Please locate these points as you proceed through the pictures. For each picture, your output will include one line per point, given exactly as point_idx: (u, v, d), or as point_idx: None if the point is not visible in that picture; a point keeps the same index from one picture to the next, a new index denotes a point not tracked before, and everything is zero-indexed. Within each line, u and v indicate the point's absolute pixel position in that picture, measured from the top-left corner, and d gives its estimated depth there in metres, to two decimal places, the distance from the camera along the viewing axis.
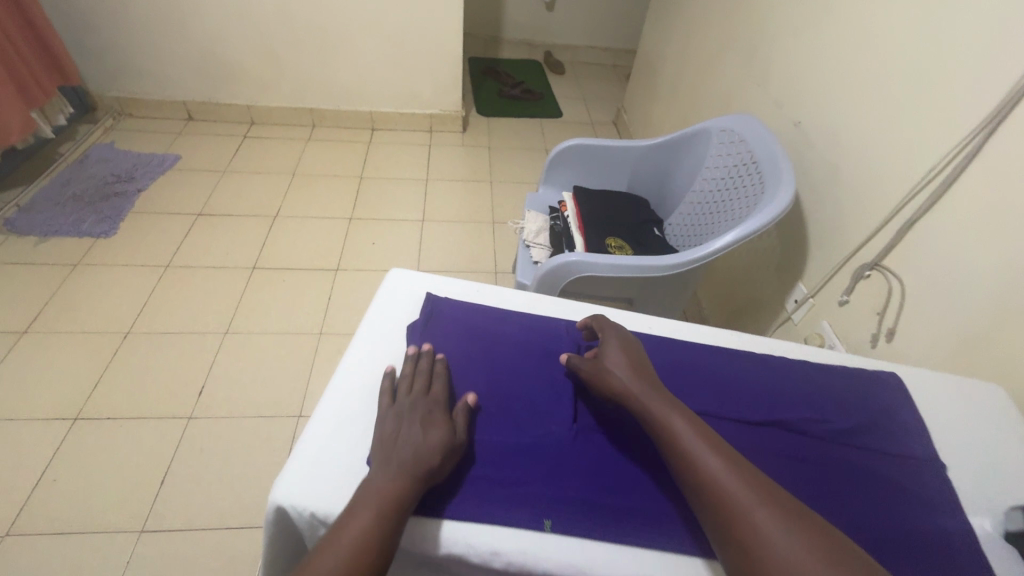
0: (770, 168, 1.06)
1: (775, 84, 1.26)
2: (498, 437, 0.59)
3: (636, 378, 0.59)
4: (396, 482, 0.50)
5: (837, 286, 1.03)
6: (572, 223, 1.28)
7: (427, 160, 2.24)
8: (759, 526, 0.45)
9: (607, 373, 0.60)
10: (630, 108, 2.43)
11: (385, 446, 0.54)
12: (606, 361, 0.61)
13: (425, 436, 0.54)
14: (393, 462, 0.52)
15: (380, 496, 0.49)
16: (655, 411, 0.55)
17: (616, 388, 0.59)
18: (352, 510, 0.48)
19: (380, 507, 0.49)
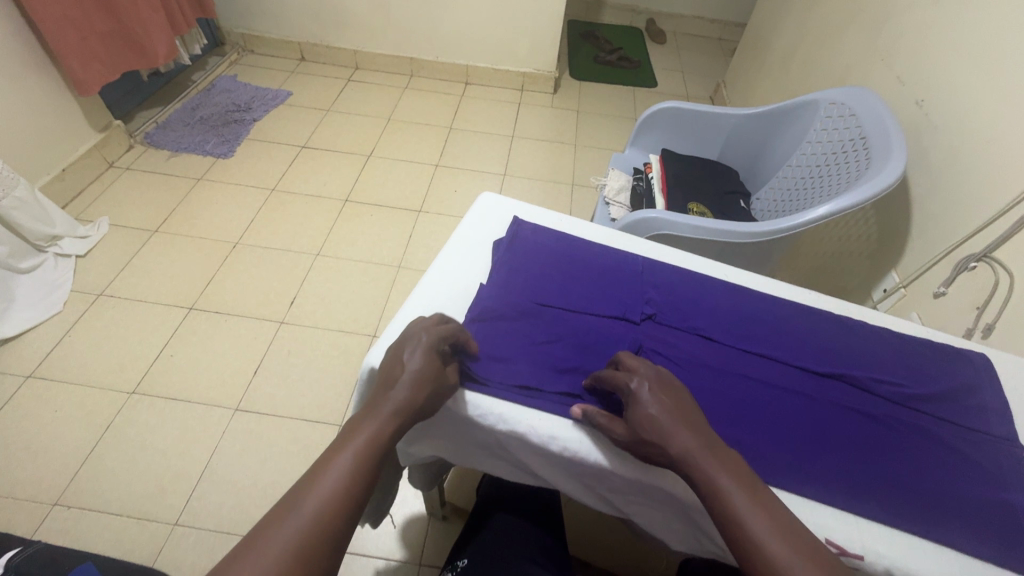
0: (879, 144, 1.00)
1: (901, 59, 1.17)
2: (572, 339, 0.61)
3: (691, 437, 0.48)
4: (390, 417, 0.48)
5: (936, 276, 0.96)
6: (655, 184, 1.28)
7: (515, 117, 2.27)
8: None
9: (652, 428, 0.49)
10: (731, 83, 2.31)
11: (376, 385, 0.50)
12: (648, 412, 0.49)
13: (418, 373, 0.50)
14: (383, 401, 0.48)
15: (369, 431, 0.46)
16: (714, 485, 0.45)
17: (671, 452, 0.47)
18: (333, 451, 0.45)
19: (370, 441, 0.46)
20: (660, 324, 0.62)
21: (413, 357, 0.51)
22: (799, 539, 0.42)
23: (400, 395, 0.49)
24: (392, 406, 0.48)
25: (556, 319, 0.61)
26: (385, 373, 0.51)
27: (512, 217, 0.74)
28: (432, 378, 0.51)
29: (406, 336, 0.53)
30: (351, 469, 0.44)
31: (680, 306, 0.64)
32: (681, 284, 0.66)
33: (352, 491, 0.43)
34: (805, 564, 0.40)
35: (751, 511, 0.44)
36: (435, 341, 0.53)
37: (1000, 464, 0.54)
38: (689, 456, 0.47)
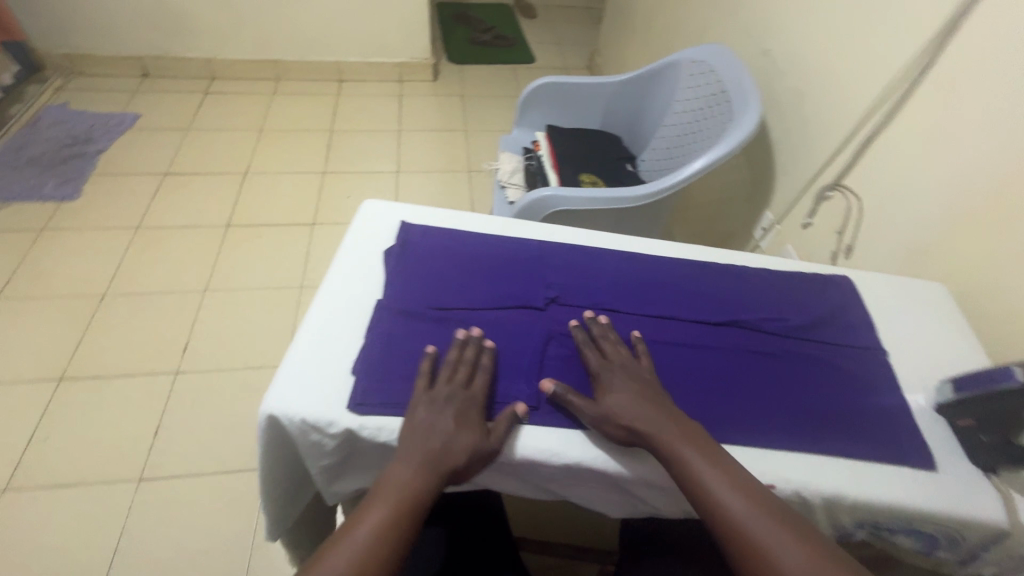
0: (738, 96, 1.08)
1: (745, 14, 1.26)
2: (482, 338, 0.59)
3: (654, 415, 0.51)
4: (420, 479, 0.47)
5: (802, 210, 1.06)
6: (546, 162, 1.29)
7: (399, 110, 2.19)
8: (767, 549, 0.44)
9: (620, 411, 0.52)
10: (604, 50, 2.39)
11: (404, 435, 0.50)
12: (617, 398, 0.52)
13: (445, 434, 0.49)
14: (408, 463, 0.48)
15: (396, 497, 0.46)
16: (678, 451, 0.49)
17: (637, 429, 0.51)
18: (366, 506, 0.46)
19: (401, 501, 0.46)
20: (564, 306, 0.62)
21: (443, 418, 0.51)
22: (750, 491, 0.47)
23: (429, 457, 0.48)
24: (425, 473, 0.48)
25: (463, 323, 0.60)
26: (416, 428, 0.50)
27: (400, 222, 0.70)
28: (468, 444, 0.50)
29: (442, 389, 0.52)
30: (387, 524, 0.45)
31: (581, 284, 0.64)
32: (579, 261, 0.67)
33: (386, 554, 0.43)
34: (759, 518, 0.46)
35: (711, 474, 0.48)
36: (471, 404, 0.52)
37: (872, 374, 0.60)
38: (653, 432, 0.50)
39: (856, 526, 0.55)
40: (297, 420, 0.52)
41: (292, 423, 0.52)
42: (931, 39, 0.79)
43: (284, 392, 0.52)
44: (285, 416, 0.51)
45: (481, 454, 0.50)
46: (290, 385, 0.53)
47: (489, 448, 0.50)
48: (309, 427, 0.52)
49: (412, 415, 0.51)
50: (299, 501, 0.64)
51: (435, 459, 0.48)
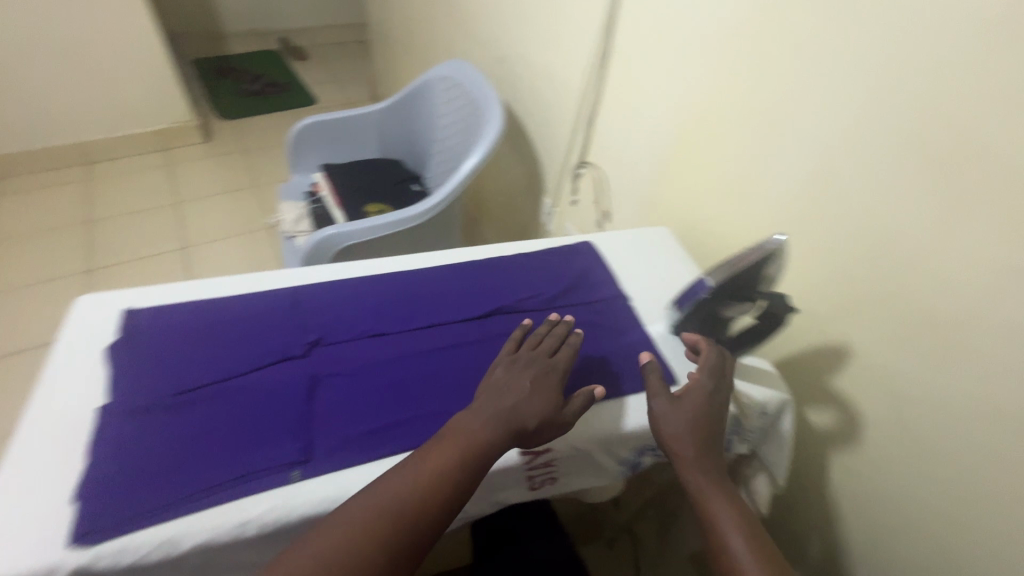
0: (483, 103, 1.17)
1: (477, 29, 1.37)
2: (236, 407, 0.54)
3: (691, 419, 0.56)
4: (487, 432, 0.50)
5: (567, 189, 1.19)
6: (329, 201, 1.25)
7: (172, 182, 1.97)
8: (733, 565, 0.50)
9: (670, 409, 0.56)
10: (382, 80, 2.42)
11: (485, 392, 0.55)
12: (673, 397, 0.57)
13: (525, 397, 0.53)
14: (479, 414, 0.52)
15: (458, 446, 0.49)
16: (691, 471, 0.54)
17: (672, 427, 0.56)
18: (435, 444, 0.50)
19: (463, 449, 0.49)
20: (329, 345, 0.61)
21: (521, 380, 0.55)
22: (729, 495, 0.54)
23: (500, 414, 0.52)
24: (504, 425, 0.51)
25: (212, 398, 0.54)
26: (500, 386, 0.54)
27: (124, 311, 0.62)
28: (544, 403, 0.53)
29: (524, 354, 0.58)
30: (420, 481, 0.47)
31: (342, 319, 0.63)
32: (341, 296, 0.66)
33: (418, 503, 0.47)
34: (744, 541, 0.51)
35: (712, 492, 0.54)
36: (552, 371, 0.56)
37: (618, 319, 0.69)
38: (678, 436, 0.55)
39: (638, 454, 0.63)
40: None
41: None
42: (603, 28, 0.94)
43: None
44: None
45: (554, 421, 0.53)
46: None
47: (562, 418, 0.54)
48: None
49: (504, 371, 0.56)
50: None
51: (501, 419, 0.51)
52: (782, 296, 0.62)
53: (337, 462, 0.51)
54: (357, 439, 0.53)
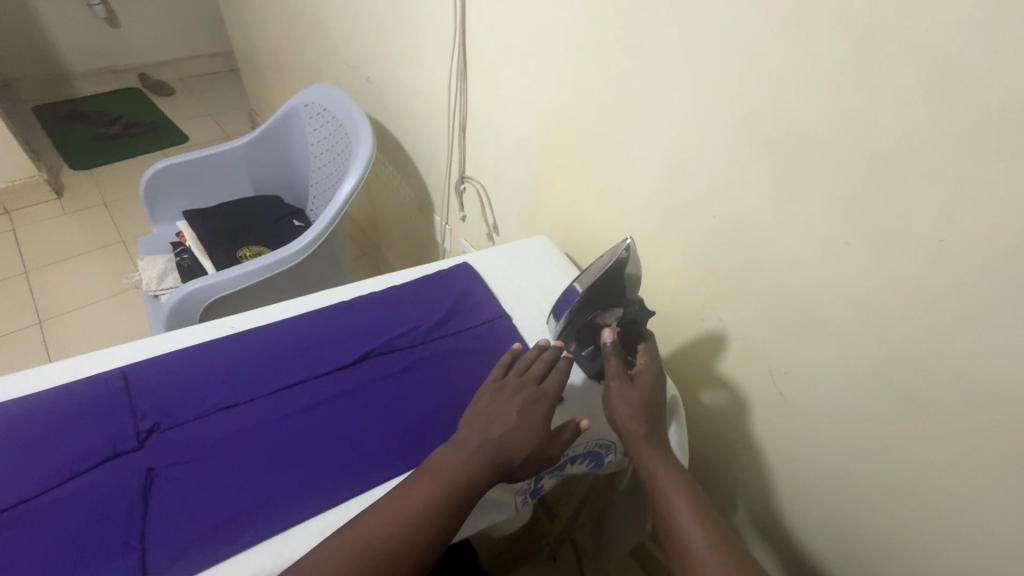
0: (351, 127, 1.11)
1: (340, 49, 1.30)
2: (43, 531, 0.45)
3: (644, 414, 0.58)
4: (473, 466, 0.49)
5: (454, 206, 1.15)
6: (196, 250, 1.13)
7: (18, 248, 1.72)
8: (687, 547, 0.49)
9: (624, 404, 0.58)
10: (259, 109, 2.27)
11: (472, 423, 0.52)
12: (626, 393, 0.59)
13: (513, 425, 0.51)
14: (467, 450, 0.50)
15: (438, 484, 0.47)
16: (644, 463, 0.55)
17: (624, 422, 0.58)
18: (418, 476, 0.48)
19: (446, 482, 0.47)
20: (170, 430, 0.53)
21: (509, 412, 0.53)
22: (683, 482, 0.54)
23: (488, 451, 0.50)
24: (488, 455, 0.50)
25: (11, 526, 0.45)
26: (485, 411, 0.53)
27: None
28: (534, 437, 0.52)
29: (511, 376, 0.57)
30: (402, 520, 0.45)
31: (183, 395, 0.56)
32: (184, 367, 0.58)
33: (399, 543, 0.44)
34: (704, 532, 0.50)
35: (669, 485, 0.53)
36: (542, 400, 0.54)
37: (500, 341, 0.66)
38: (633, 434, 0.57)
39: (535, 480, 0.61)
40: None
41: None
42: (457, 39, 0.91)
43: None
44: None
45: (540, 453, 0.52)
46: None
47: (550, 452, 0.53)
48: None
49: (490, 401, 0.54)
50: None
51: (488, 455, 0.50)
52: (643, 304, 0.65)
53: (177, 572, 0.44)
54: (205, 538, 0.46)
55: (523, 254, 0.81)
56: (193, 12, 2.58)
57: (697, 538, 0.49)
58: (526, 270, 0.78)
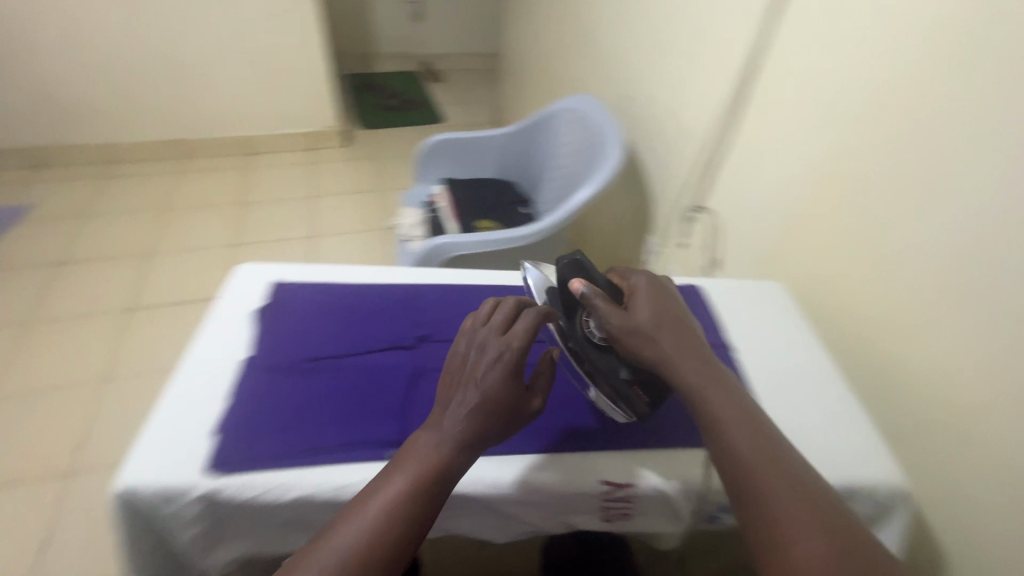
0: (604, 137, 1.20)
1: (608, 67, 1.41)
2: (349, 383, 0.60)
3: (672, 343, 0.56)
4: (446, 452, 0.48)
5: (675, 232, 1.17)
6: (445, 213, 1.35)
7: (312, 178, 2.22)
8: (766, 495, 0.47)
9: (650, 337, 0.57)
10: (506, 107, 2.56)
11: (445, 396, 0.51)
12: (641, 320, 0.57)
13: (478, 401, 0.49)
14: (440, 434, 0.49)
15: (411, 475, 0.47)
16: (703, 401, 0.53)
17: (654, 355, 0.56)
18: (390, 472, 0.48)
19: (424, 476, 0.47)
20: (434, 343, 0.66)
21: (475, 385, 0.50)
22: (749, 425, 0.51)
23: (454, 429, 0.49)
24: (454, 430, 0.49)
25: (332, 372, 0.61)
26: (451, 387, 0.51)
27: (273, 284, 0.71)
28: (500, 404, 0.49)
29: (468, 334, 0.54)
30: (396, 505, 0.46)
31: (451, 320, 0.69)
32: (451, 300, 0.71)
33: (392, 531, 0.45)
34: (778, 478, 0.48)
35: (734, 425, 0.51)
36: (510, 359, 0.51)
37: None
38: (669, 363, 0.55)
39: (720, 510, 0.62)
40: (153, 491, 0.51)
41: (147, 495, 0.50)
42: (741, 74, 0.93)
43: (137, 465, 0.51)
44: (138, 490, 0.50)
45: (516, 414, 0.51)
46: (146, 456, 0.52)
47: (526, 409, 0.51)
48: (165, 498, 0.51)
49: (456, 372, 0.52)
50: None
51: (458, 429, 0.49)
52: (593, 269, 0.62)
53: None
54: None
55: (756, 296, 0.81)
56: (477, 18, 3.02)
57: (762, 469, 0.48)
58: (757, 312, 0.78)
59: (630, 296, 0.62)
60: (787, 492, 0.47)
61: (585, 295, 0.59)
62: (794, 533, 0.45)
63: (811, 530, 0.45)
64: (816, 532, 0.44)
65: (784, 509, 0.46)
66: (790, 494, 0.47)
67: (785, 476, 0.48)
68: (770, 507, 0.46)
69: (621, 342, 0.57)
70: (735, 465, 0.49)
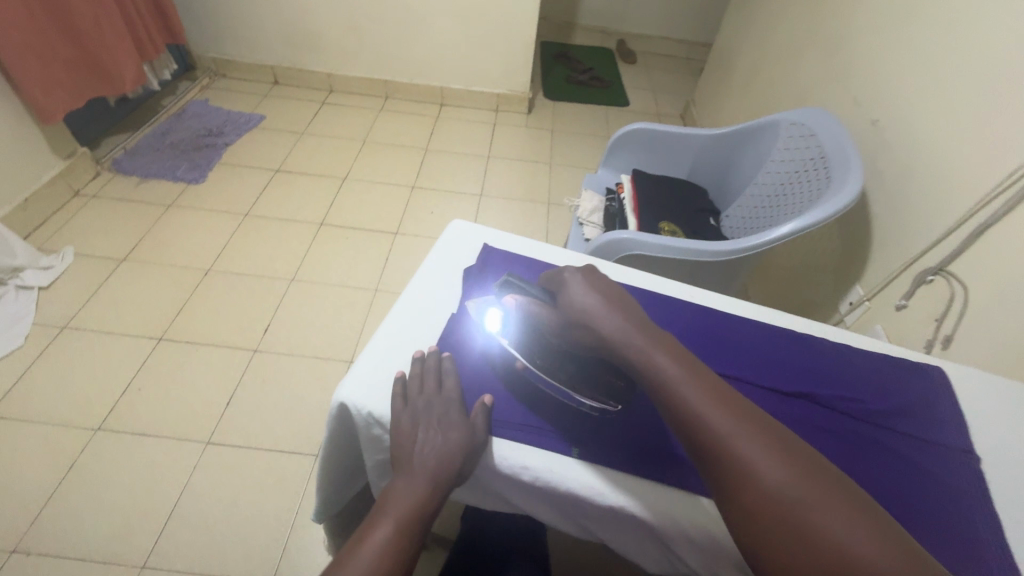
0: (838, 163, 1.04)
1: (855, 82, 1.22)
2: None
3: (620, 319, 0.51)
4: (424, 488, 0.48)
5: (898, 289, 0.99)
6: (627, 205, 1.30)
7: (490, 138, 2.29)
8: (752, 475, 0.41)
9: (594, 325, 0.52)
10: (699, 102, 2.39)
11: (399, 441, 0.51)
12: (578, 305, 0.53)
13: (448, 442, 0.50)
14: (414, 471, 0.48)
15: (394, 509, 0.46)
16: (662, 379, 0.47)
17: (606, 341, 0.51)
18: (372, 523, 0.45)
19: (410, 510, 0.46)
20: None
21: (430, 429, 0.51)
22: (721, 398, 0.45)
23: (428, 464, 0.49)
24: (427, 470, 0.48)
25: None
26: (409, 444, 0.50)
27: (483, 248, 0.73)
28: (460, 443, 0.51)
29: (417, 400, 0.53)
30: (390, 537, 0.44)
31: None
32: (650, 309, 0.68)
33: (395, 561, 0.43)
34: (764, 454, 0.42)
35: (703, 402, 0.45)
36: (455, 405, 0.54)
37: (961, 477, 0.55)
38: (626, 340, 0.50)
39: None
40: (363, 412, 0.56)
41: (359, 414, 0.55)
42: None
43: (356, 385, 0.56)
44: (353, 407, 0.55)
45: (473, 455, 0.52)
46: (364, 379, 0.57)
47: (476, 447, 0.52)
48: (373, 420, 0.55)
49: (403, 420, 0.52)
50: (350, 486, 0.67)
51: (433, 463, 0.49)
52: (519, 280, 0.59)
53: (610, 461, 0.54)
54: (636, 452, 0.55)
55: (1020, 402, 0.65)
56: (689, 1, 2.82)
57: (739, 435, 0.43)
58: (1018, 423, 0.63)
59: (557, 282, 0.57)
60: (776, 465, 0.41)
61: (524, 309, 0.56)
62: (793, 497, 0.40)
63: (812, 495, 0.40)
64: (819, 494, 0.39)
65: (769, 472, 0.41)
66: (772, 454, 0.42)
67: (769, 435, 0.43)
68: (753, 475, 0.41)
69: (566, 334, 0.55)
70: (709, 441, 0.43)
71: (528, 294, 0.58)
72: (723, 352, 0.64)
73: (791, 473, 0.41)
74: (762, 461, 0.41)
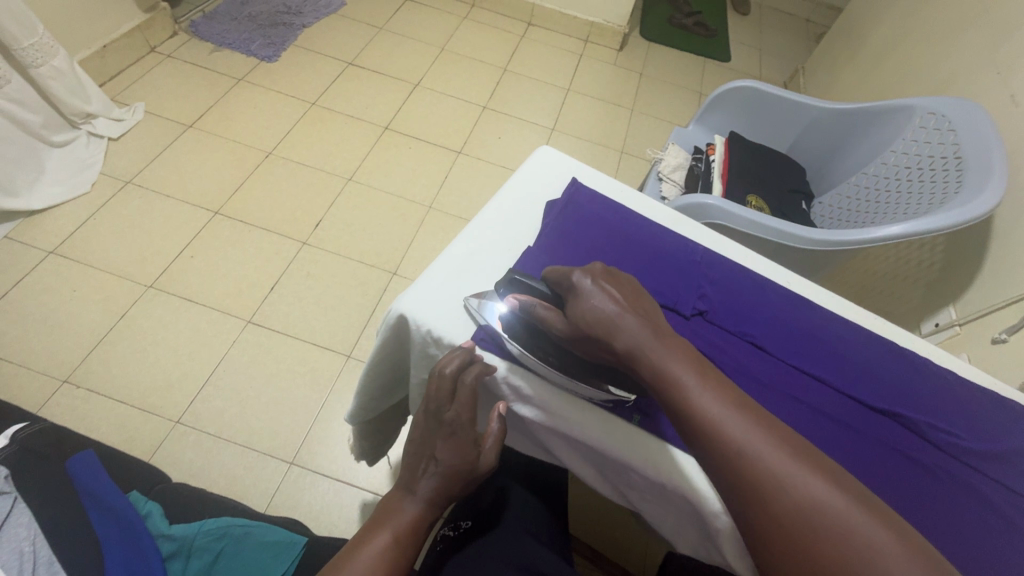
0: (977, 168, 0.90)
1: (1021, 76, 1.04)
2: None
3: (633, 324, 0.45)
4: (421, 509, 0.47)
5: (1000, 320, 0.88)
6: (715, 168, 1.19)
7: (574, 70, 2.13)
8: (803, 516, 0.36)
9: (608, 335, 0.45)
10: (812, 71, 2.14)
11: (413, 449, 0.49)
12: (587, 307, 0.46)
13: (454, 466, 0.47)
14: (416, 488, 0.48)
15: (390, 526, 0.46)
16: (687, 402, 0.41)
17: (619, 348, 0.45)
18: (371, 530, 0.46)
19: (403, 531, 0.46)
20: (710, 324, 0.58)
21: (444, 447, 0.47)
22: (757, 422, 0.40)
23: (428, 484, 0.48)
24: (428, 487, 0.48)
25: None
26: (419, 453, 0.48)
27: (570, 180, 0.67)
28: (467, 468, 0.48)
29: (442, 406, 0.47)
30: (382, 557, 0.45)
31: (735, 308, 0.60)
32: (740, 286, 0.62)
33: None
34: (806, 483, 0.37)
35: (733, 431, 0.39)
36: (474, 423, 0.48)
37: None
38: (638, 348, 0.44)
39: None
40: (422, 329, 0.53)
41: (417, 330, 0.53)
42: None
43: (419, 299, 0.54)
44: (412, 321, 0.53)
45: (479, 474, 0.49)
46: (427, 296, 0.55)
47: (485, 468, 0.49)
48: (430, 339, 0.53)
49: (421, 426, 0.48)
50: (389, 395, 0.67)
51: (434, 483, 0.47)
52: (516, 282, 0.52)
53: (669, 436, 0.50)
54: None
55: None
56: None
57: (764, 448, 0.38)
58: None
59: (565, 282, 0.49)
60: (824, 496, 0.36)
61: (527, 308, 0.49)
62: (829, 516, 0.35)
63: (852, 514, 0.35)
64: (852, 512, 0.35)
65: (809, 488, 0.37)
66: (805, 468, 0.37)
67: (795, 448, 0.39)
68: (781, 495, 0.37)
69: (577, 339, 0.47)
70: (732, 460, 0.38)
71: (532, 295, 0.51)
72: (811, 348, 0.58)
73: (838, 503, 0.36)
74: (807, 491, 0.37)
